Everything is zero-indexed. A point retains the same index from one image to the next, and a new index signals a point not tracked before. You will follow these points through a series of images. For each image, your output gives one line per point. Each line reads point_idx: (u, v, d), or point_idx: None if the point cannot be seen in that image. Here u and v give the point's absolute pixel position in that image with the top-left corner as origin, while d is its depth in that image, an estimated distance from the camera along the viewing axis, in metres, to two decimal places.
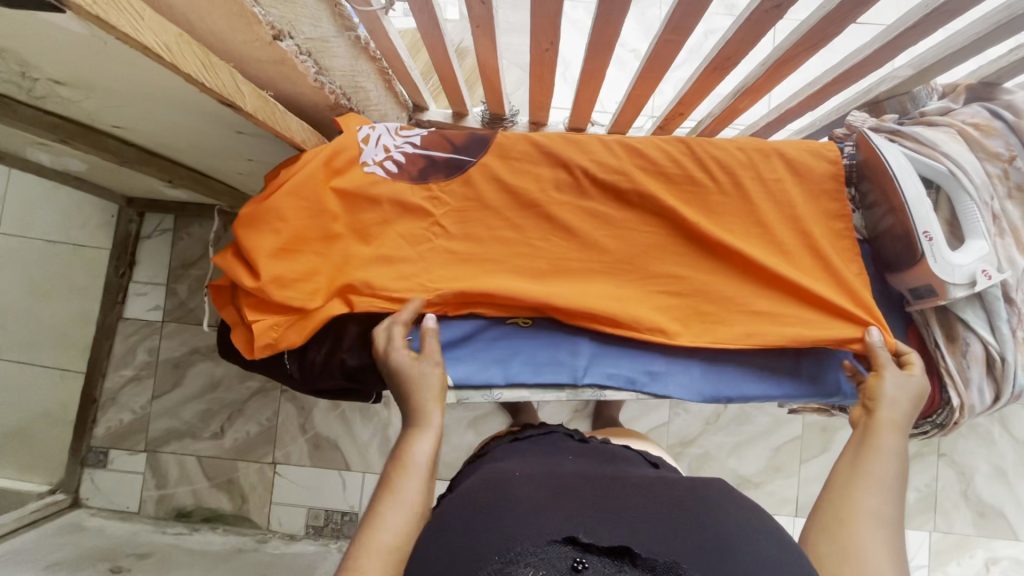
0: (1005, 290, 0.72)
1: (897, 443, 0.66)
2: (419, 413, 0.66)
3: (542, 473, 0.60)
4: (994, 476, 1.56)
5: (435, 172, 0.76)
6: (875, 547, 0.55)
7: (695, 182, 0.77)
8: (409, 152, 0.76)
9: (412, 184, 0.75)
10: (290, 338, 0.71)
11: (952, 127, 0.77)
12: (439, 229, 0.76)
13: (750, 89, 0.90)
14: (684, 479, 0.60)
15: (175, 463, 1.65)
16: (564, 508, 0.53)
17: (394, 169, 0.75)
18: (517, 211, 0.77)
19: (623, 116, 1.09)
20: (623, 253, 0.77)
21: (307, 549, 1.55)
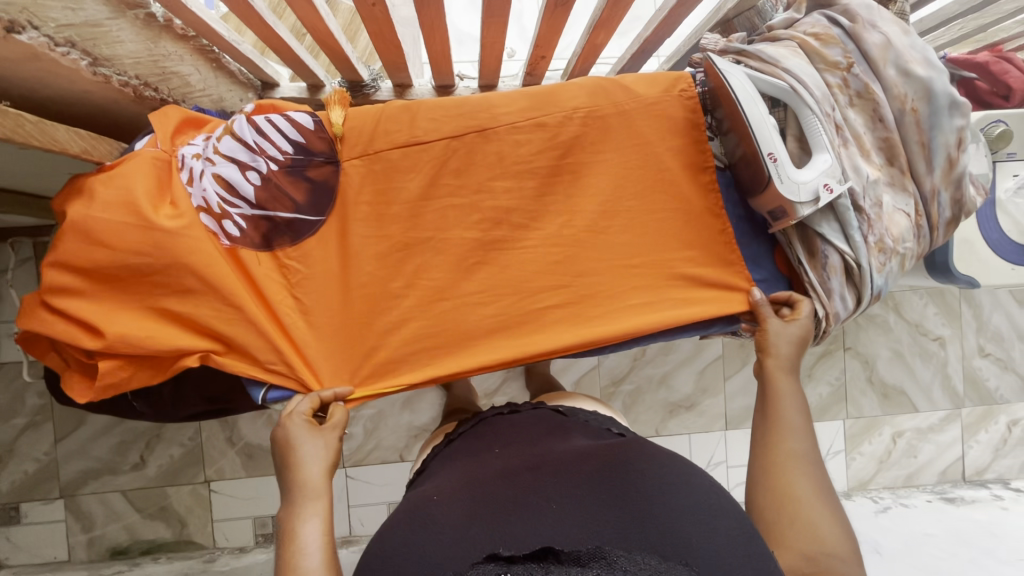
0: (853, 199, 0.73)
1: (794, 384, 0.70)
2: (304, 486, 0.58)
3: (466, 485, 0.58)
4: (894, 359, 1.71)
5: (282, 238, 0.68)
6: (802, 482, 0.62)
7: (549, 135, 0.74)
8: (248, 212, 0.66)
9: (255, 251, 0.67)
10: (142, 378, 0.64)
11: (794, 40, 0.77)
12: (292, 302, 0.69)
13: (602, 21, 0.85)
14: (606, 452, 0.60)
15: (99, 503, 1.55)
16: (486, 522, 0.52)
17: (233, 231, 0.66)
18: (376, 260, 0.71)
19: (488, 68, 1.02)
20: (485, 225, 0.73)
21: (258, 559, 1.53)
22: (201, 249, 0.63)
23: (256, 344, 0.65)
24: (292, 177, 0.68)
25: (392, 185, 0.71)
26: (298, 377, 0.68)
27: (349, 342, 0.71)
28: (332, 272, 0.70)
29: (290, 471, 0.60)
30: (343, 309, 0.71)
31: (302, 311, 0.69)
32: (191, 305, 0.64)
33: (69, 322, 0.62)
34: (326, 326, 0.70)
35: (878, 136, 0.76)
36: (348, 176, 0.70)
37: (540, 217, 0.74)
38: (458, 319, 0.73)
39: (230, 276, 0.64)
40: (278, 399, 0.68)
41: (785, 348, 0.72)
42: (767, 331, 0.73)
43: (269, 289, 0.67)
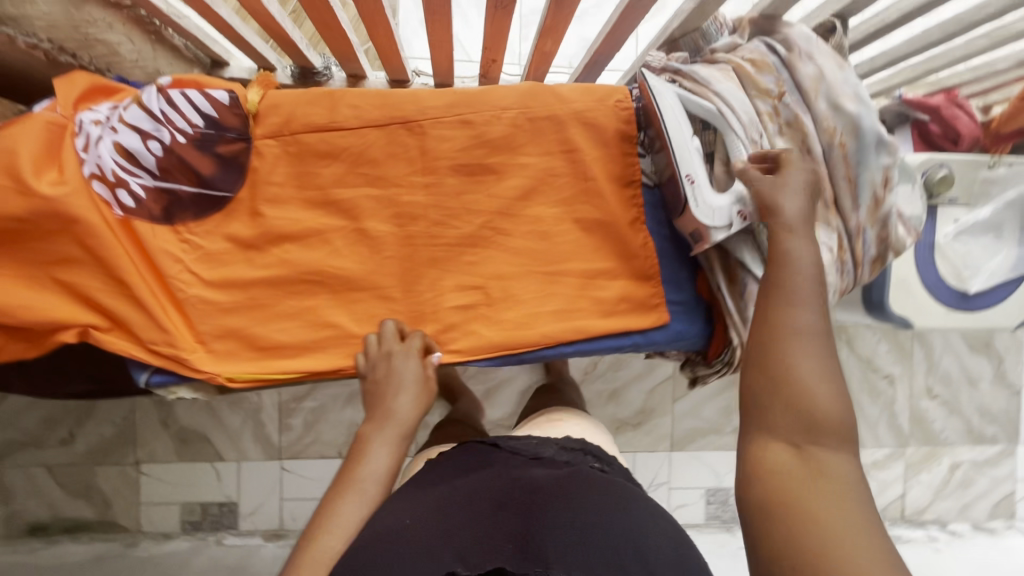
0: None
1: (810, 247, 0.59)
2: (384, 414, 0.63)
3: (442, 503, 0.54)
4: None
5: (184, 212, 0.65)
6: (808, 362, 0.52)
7: (474, 138, 0.72)
8: (148, 182, 0.64)
9: (152, 225, 0.64)
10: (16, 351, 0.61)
11: (730, 64, 0.77)
12: (190, 276, 0.65)
13: (546, 28, 0.84)
14: (565, 486, 0.55)
15: (21, 477, 1.50)
16: (452, 543, 0.49)
17: (130, 202, 0.63)
18: (279, 245, 0.67)
19: (439, 67, 1.01)
20: (402, 221, 0.70)
21: (179, 547, 1.51)
22: (91, 219, 0.61)
23: (141, 322, 0.63)
24: (199, 152, 0.65)
25: (306, 171, 0.68)
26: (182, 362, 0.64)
27: (242, 331, 0.66)
28: (235, 254, 0.66)
29: (382, 398, 0.64)
30: (244, 289, 0.66)
31: (202, 291, 0.65)
32: (77, 274, 0.61)
33: None
34: (227, 307, 0.66)
35: (806, 166, 0.74)
36: (260, 157, 0.67)
37: (462, 218, 0.72)
38: (365, 309, 0.70)
39: (119, 245, 0.62)
40: (161, 383, 0.65)
41: (791, 208, 0.62)
42: (773, 192, 0.63)
43: (164, 264, 0.64)
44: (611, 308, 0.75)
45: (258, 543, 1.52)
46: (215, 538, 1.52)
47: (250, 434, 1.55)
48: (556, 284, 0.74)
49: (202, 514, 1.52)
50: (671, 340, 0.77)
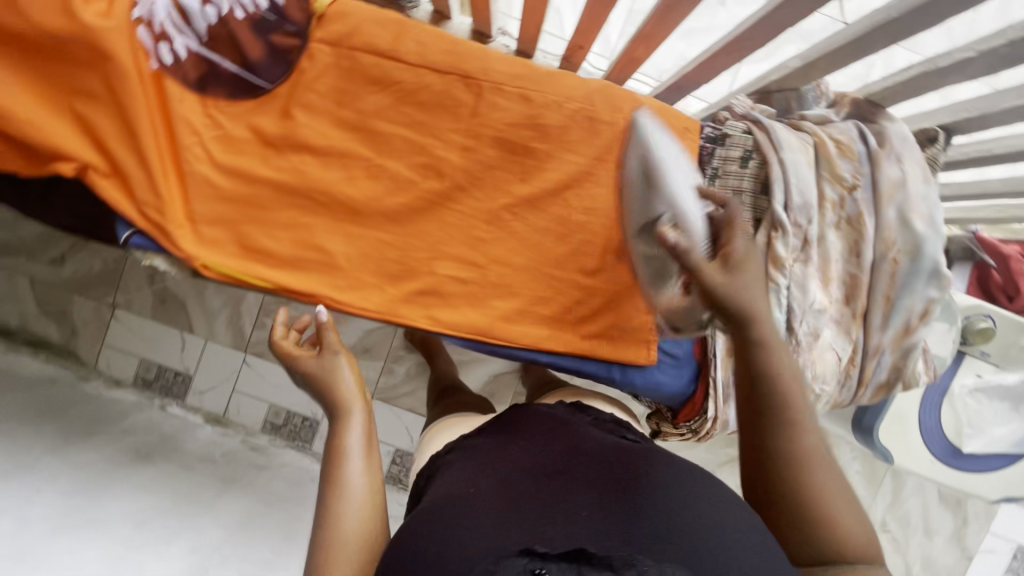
0: (790, 320, 0.70)
1: (788, 356, 0.50)
2: (339, 406, 0.62)
3: (496, 475, 0.53)
4: None
5: (217, 88, 0.63)
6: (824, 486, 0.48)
7: (528, 119, 0.69)
8: (193, 46, 0.61)
9: (182, 90, 0.61)
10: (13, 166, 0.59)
11: (814, 137, 0.70)
12: (203, 153, 0.63)
13: (644, 34, 0.79)
14: (628, 462, 0.53)
15: (5, 280, 1.53)
16: (517, 516, 0.47)
17: (168, 59, 0.60)
18: (298, 154, 0.65)
19: (524, 34, 0.97)
20: (427, 175, 0.68)
21: (125, 397, 1.49)
22: (127, 64, 0.58)
23: (140, 181, 0.61)
24: (253, 34, 0.62)
25: (352, 90, 0.65)
26: (167, 236, 0.62)
27: (235, 225, 0.65)
28: (253, 147, 0.64)
29: (328, 391, 0.64)
30: (251, 185, 0.64)
31: (210, 172, 0.63)
32: (94, 112, 0.59)
33: None
34: (229, 197, 0.64)
35: (848, 269, 0.70)
36: (311, 59, 0.64)
37: (486, 192, 0.69)
38: (361, 248, 0.67)
39: (144, 98, 0.59)
40: (138, 247, 0.63)
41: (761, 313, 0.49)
42: (738, 291, 0.49)
43: (181, 131, 0.62)
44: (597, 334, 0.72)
45: (196, 422, 1.52)
46: (160, 401, 1.54)
47: (224, 318, 1.56)
48: (556, 293, 0.72)
49: (156, 374, 1.56)
50: (646, 387, 0.75)
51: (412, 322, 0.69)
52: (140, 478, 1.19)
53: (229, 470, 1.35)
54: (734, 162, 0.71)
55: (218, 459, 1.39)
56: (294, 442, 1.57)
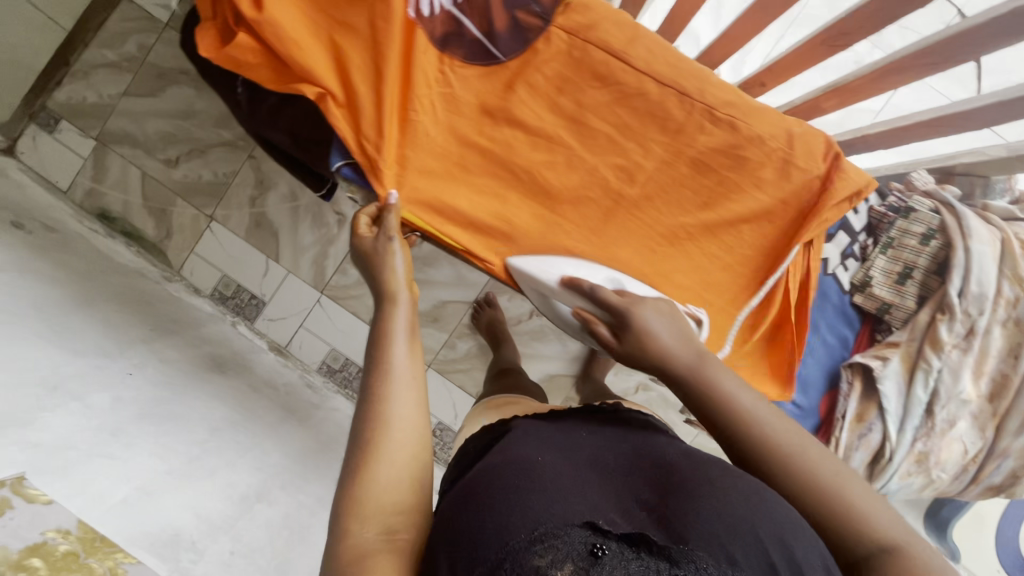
0: (931, 401, 0.71)
1: (735, 377, 0.48)
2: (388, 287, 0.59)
3: (566, 453, 0.48)
4: None
5: (456, 47, 0.65)
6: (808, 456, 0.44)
7: (731, 149, 0.69)
8: (447, 3, 0.64)
9: (428, 41, 0.64)
10: (260, 75, 0.63)
11: (1002, 232, 0.70)
12: (429, 105, 0.66)
13: (842, 89, 0.79)
14: (693, 460, 0.46)
15: (117, 169, 1.52)
16: (587, 492, 0.42)
17: (423, 10, 0.63)
18: (511, 129, 0.68)
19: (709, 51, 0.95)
20: (616, 178, 0.70)
21: (203, 306, 1.51)
22: (394, 6, 0.61)
23: (368, 116, 0.63)
24: (504, 6, 0.65)
25: (574, 81, 0.67)
26: (375, 174, 0.65)
27: (438, 179, 0.68)
28: (473, 112, 0.68)
29: (381, 270, 0.60)
30: (462, 145, 0.68)
31: (430, 125, 0.67)
32: (348, 44, 0.62)
33: None
34: (439, 151, 0.68)
35: (1002, 368, 0.70)
36: (547, 42, 0.66)
37: (669, 206, 0.72)
38: (541, 232, 0.71)
39: (396, 41, 0.62)
40: (346, 178, 0.68)
41: (675, 351, 0.50)
42: (636, 336, 0.52)
43: (417, 79, 0.65)
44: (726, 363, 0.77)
45: (261, 346, 1.54)
46: (231, 319, 1.55)
47: (309, 257, 1.56)
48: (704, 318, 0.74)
49: (233, 293, 1.57)
50: None
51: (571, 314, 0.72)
52: (211, 388, 1.19)
53: (288, 401, 1.37)
54: (914, 237, 0.72)
55: (279, 387, 1.40)
56: (344, 390, 1.59)
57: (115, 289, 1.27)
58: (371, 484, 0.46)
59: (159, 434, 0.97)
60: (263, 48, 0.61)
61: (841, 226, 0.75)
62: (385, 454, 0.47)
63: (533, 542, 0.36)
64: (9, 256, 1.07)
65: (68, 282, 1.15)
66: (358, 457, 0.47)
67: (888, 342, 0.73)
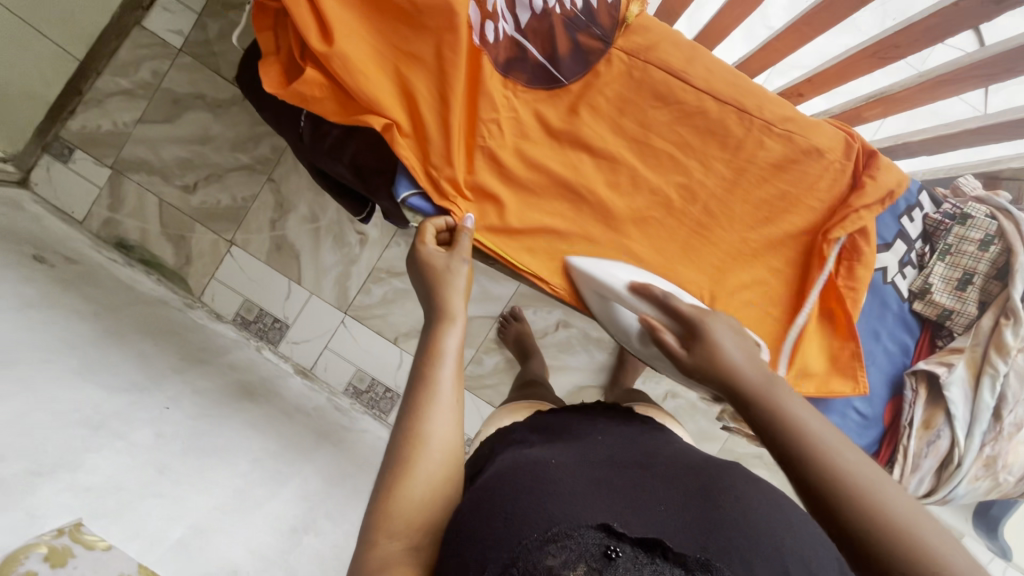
0: (998, 405, 0.71)
1: (808, 408, 0.45)
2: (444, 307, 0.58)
3: (581, 459, 0.47)
4: None
5: (520, 73, 0.66)
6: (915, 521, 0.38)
7: (793, 163, 0.69)
8: (511, 30, 0.64)
9: (493, 68, 0.64)
10: (325, 108, 0.62)
11: None
12: (495, 131, 0.66)
13: (889, 99, 0.81)
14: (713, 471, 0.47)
15: (133, 198, 1.45)
16: (600, 496, 0.41)
17: (489, 37, 0.63)
18: (575, 151, 0.69)
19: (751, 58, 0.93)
20: (678, 195, 0.71)
21: (227, 332, 1.45)
22: (461, 36, 0.61)
23: (437, 143, 0.64)
24: (565, 30, 0.65)
25: (635, 100, 0.68)
26: (444, 201, 0.66)
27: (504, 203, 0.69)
28: (536, 135, 0.68)
29: (436, 290, 0.60)
30: (526, 168, 0.68)
31: (496, 149, 0.67)
32: (414, 74, 0.63)
33: (314, 21, 0.59)
34: (505, 175, 0.68)
35: None
36: (608, 64, 0.66)
37: (731, 222, 0.72)
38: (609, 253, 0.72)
39: (463, 69, 0.62)
40: (414, 208, 0.67)
41: (744, 366, 0.48)
42: (707, 354, 0.50)
43: (483, 106, 0.65)
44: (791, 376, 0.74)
45: (287, 371, 1.47)
46: (256, 344, 1.48)
47: (332, 279, 1.48)
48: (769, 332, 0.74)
49: (256, 317, 1.50)
50: None
51: None
52: (250, 418, 1.10)
53: (320, 426, 1.27)
54: (972, 243, 0.73)
55: (309, 412, 1.31)
56: (372, 410, 1.50)
57: (138, 320, 1.18)
58: (403, 497, 0.45)
59: (203, 470, 0.89)
60: (330, 82, 0.61)
61: (899, 234, 0.75)
62: (421, 472, 0.46)
63: (546, 544, 0.35)
64: (31, 286, 1.02)
65: (92, 315, 1.07)
66: (392, 467, 0.47)
67: (951, 348, 0.74)
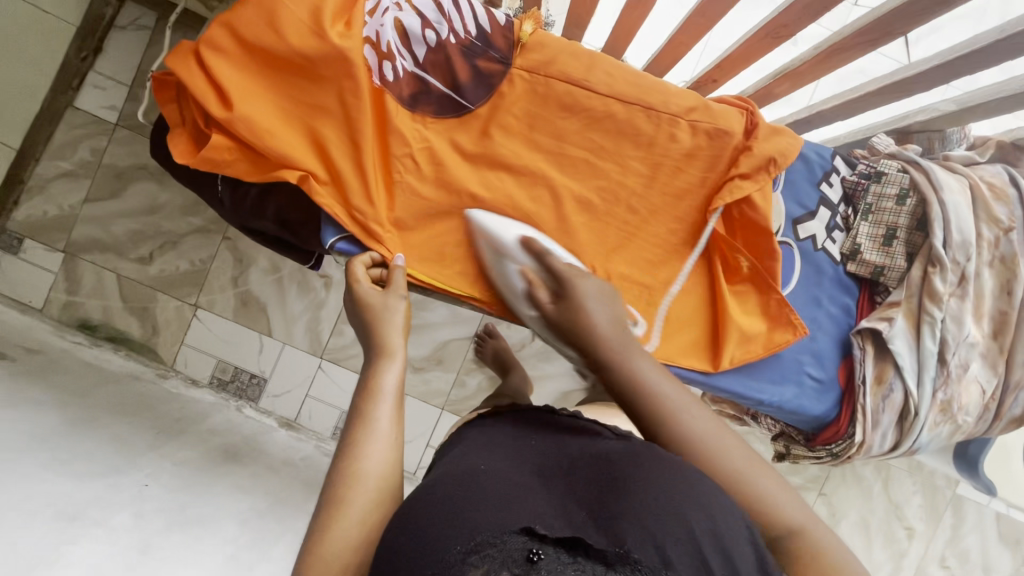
0: (942, 350, 0.73)
1: (649, 359, 0.56)
2: (381, 341, 0.59)
3: (511, 464, 0.50)
4: (894, 549, 1.46)
5: (427, 105, 0.67)
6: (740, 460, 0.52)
7: (708, 152, 0.71)
8: (409, 66, 0.66)
9: (398, 105, 0.66)
10: (239, 170, 0.63)
11: (968, 179, 0.74)
12: (412, 164, 0.68)
13: (794, 74, 0.84)
14: (624, 459, 0.48)
15: (90, 277, 1.40)
16: (524, 500, 0.44)
17: (389, 76, 0.65)
18: (495, 171, 0.70)
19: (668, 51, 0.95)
20: (603, 199, 0.73)
21: (205, 397, 1.37)
22: (359, 83, 0.62)
23: (354, 186, 0.65)
24: (463, 58, 0.67)
25: (544, 115, 0.70)
26: (369, 242, 0.67)
27: (431, 231, 0.71)
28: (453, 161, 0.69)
29: (373, 328, 0.61)
30: (449, 194, 0.70)
31: (415, 182, 0.68)
32: (321, 123, 0.64)
33: (213, 91, 0.61)
34: (429, 205, 0.69)
35: (997, 305, 0.74)
36: (511, 84, 0.68)
37: (657, 216, 0.74)
38: None
39: (367, 110, 0.64)
40: (342, 252, 0.68)
41: (606, 333, 0.56)
42: (574, 317, 0.58)
43: (394, 142, 0.66)
44: (736, 340, 0.75)
45: (272, 425, 1.42)
46: (235, 404, 1.42)
47: (303, 325, 1.47)
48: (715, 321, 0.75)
49: (232, 377, 1.45)
50: (790, 412, 0.79)
51: None
52: (235, 481, 1.07)
53: (310, 476, 1.24)
54: (890, 199, 0.75)
55: (298, 464, 1.28)
56: None
57: (111, 398, 1.12)
58: (335, 534, 0.46)
59: (188, 543, 0.87)
60: (237, 145, 0.63)
61: (821, 202, 0.77)
62: (355, 509, 0.47)
63: (469, 555, 0.38)
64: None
65: (55, 403, 0.99)
66: (325, 508, 0.48)
67: (889, 302, 0.76)
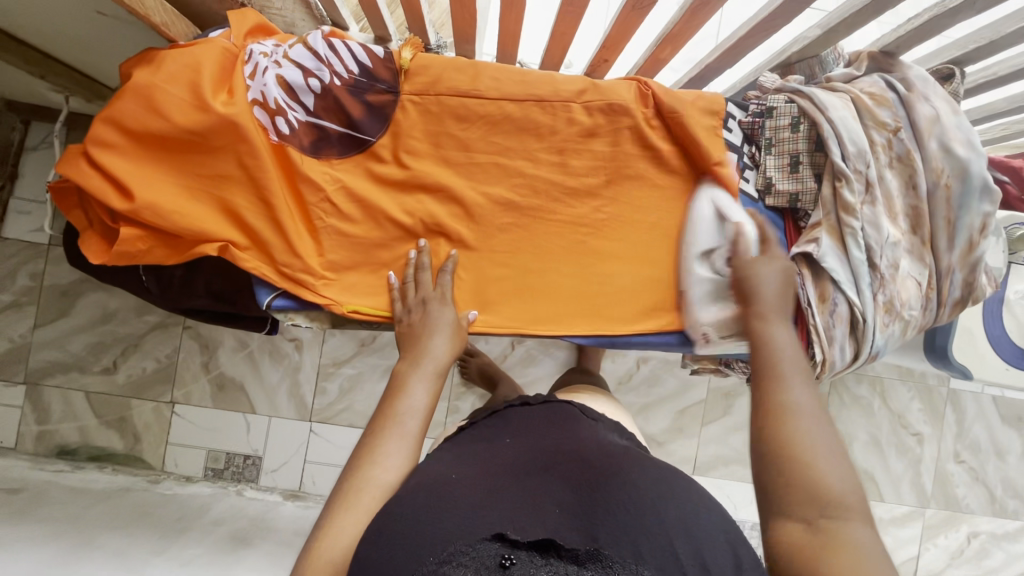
0: (870, 257, 0.77)
1: (786, 329, 0.61)
2: (420, 346, 0.66)
3: (482, 471, 0.51)
4: (908, 456, 1.48)
5: (329, 148, 0.69)
6: (814, 434, 0.51)
7: (609, 128, 0.74)
8: (301, 116, 0.68)
9: (301, 154, 0.67)
10: (157, 255, 0.64)
11: (849, 93, 0.79)
12: (329, 207, 0.69)
13: (671, 36, 0.88)
14: (607, 461, 0.52)
15: (58, 399, 1.37)
16: (494, 507, 0.45)
17: (285, 130, 0.67)
18: (412, 194, 0.72)
19: (557, 42, 0.99)
20: (524, 194, 0.75)
21: (203, 490, 1.34)
22: (258, 145, 0.64)
23: (277, 244, 0.66)
24: (352, 96, 0.69)
25: (443, 131, 0.72)
26: (304, 292, 0.68)
27: (364, 266, 0.72)
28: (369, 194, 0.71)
29: (418, 338, 0.67)
30: (373, 227, 0.71)
31: (337, 223, 0.70)
32: (230, 191, 0.65)
33: (113, 187, 0.62)
34: (355, 241, 0.71)
35: (907, 202, 0.78)
36: (404, 111, 0.71)
37: (578, 198, 0.76)
38: (483, 271, 0.75)
39: (272, 168, 0.65)
40: (281, 308, 0.69)
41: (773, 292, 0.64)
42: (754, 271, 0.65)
43: (306, 190, 0.68)
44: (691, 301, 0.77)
45: (276, 500, 1.38)
46: (235, 488, 1.39)
47: (284, 392, 1.45)
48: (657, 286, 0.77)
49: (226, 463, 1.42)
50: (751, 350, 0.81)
51: (547, 332, 0.76)
52: (251, 563, 1.06)
53: None
54: (786, 129, 0.80)
55: None
56: None
57: (106, 512, 1.10)
58: (332, 538, 0.47)
59: None
60: (150, 233, 0.64)
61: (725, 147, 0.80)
62: (359, 507, 0.49)
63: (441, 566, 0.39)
64: None
65: (57, 531, 0.97)
66: (332, 508, 0.50)
67: (812, 224, 0.79)
